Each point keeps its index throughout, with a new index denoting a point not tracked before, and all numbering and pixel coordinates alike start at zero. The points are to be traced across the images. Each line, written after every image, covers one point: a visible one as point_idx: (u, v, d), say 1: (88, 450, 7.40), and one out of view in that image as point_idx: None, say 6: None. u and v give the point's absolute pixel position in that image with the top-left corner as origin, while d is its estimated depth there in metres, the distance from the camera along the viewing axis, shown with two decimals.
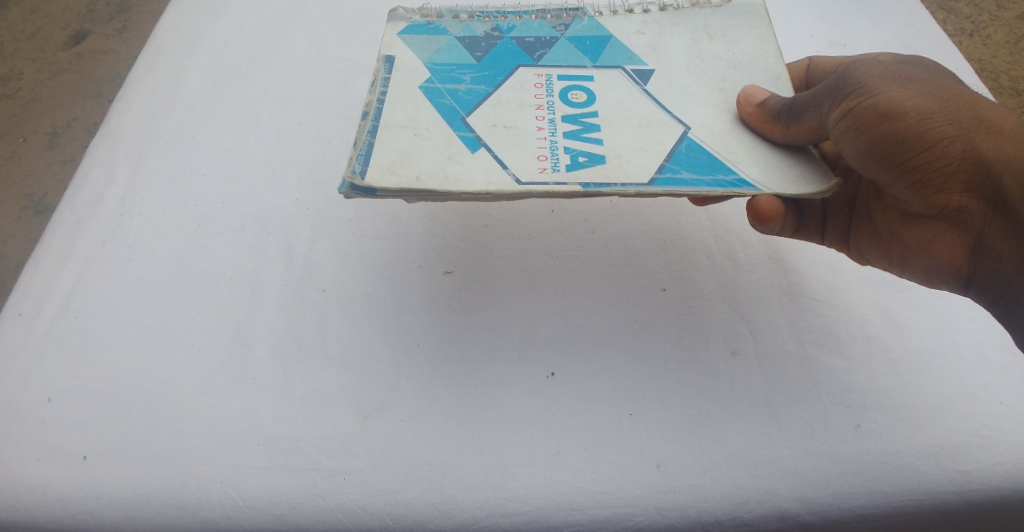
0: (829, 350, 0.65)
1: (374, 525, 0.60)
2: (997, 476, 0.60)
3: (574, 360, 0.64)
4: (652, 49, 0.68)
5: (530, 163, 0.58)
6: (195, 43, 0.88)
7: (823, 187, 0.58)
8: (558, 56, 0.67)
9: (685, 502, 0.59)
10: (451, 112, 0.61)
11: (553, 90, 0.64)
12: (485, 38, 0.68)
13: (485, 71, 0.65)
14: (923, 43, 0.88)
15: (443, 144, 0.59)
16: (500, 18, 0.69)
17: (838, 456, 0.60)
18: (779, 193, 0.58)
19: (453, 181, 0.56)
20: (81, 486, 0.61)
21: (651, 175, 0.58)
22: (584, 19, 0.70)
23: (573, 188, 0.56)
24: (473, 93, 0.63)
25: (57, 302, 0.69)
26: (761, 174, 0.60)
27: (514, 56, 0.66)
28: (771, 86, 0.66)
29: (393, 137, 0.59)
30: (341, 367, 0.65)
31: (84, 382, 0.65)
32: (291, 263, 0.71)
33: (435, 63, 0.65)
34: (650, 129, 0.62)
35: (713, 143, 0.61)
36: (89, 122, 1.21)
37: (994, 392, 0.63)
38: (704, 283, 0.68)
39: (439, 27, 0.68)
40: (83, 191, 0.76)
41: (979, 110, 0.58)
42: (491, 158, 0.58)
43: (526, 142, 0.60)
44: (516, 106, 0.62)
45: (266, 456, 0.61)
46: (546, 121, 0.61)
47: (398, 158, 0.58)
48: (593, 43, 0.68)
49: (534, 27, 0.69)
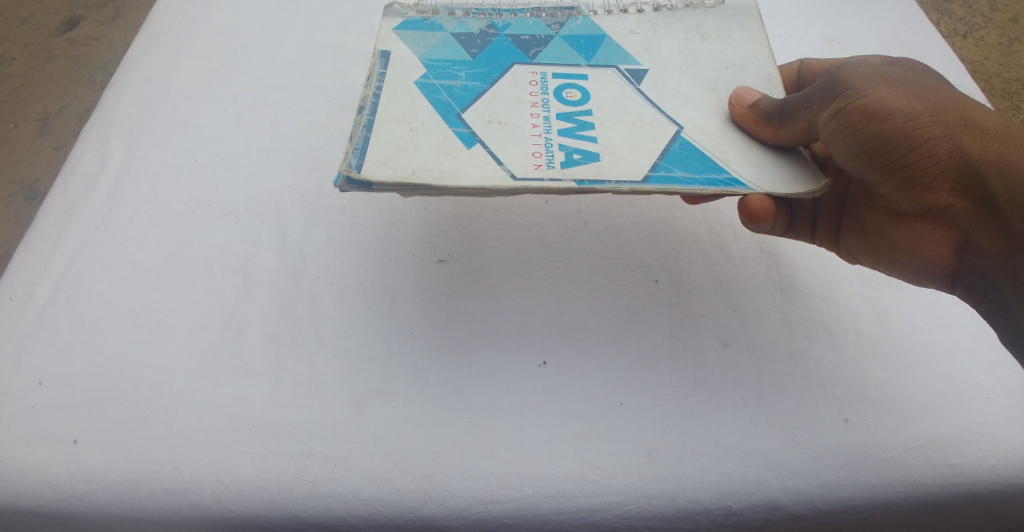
0: (820, 343, 0.65)
1: (364, 511, 0.60)
2: (983, 469, 0.60)
3: (566, 350, 0.64)
4: (646, 48, 0.68)
5: (525, 159, 0.58)
6: (190, 29, 0.87)
7: (815, 187, 0.58)
8: (552, 54, 0.67)
9: (675, 491, 0.59)
10: (446, 107, 0.61)
11: (548, 88, 0.64)
12: (481, 34, 0.67)
13: (480, 68, 0.65)
14: (916, 42, 0.89)
15: (438, 138, 0.59)
16: (495, 15, 0.69)
17: (828, 448, 0.61)
18: (772, 192, 0.58)
19: (448, 176, 0.56)
20: (71, 470, 0.60)
21: (646, 173, 0.58)
22: (579, 18, 0.70)
23: (569, 185, 0.56)
24: (468, 90, 0.63)
25: (48, 286, 0.68)
26: (754, 173, 0.60)
27: (509, 53, 0.66)
28: (763, 87, 0.66)
29: (389, 131, 0.59)
30: (334, 355, 0.64)
31: (75, 366, 0.64)
32: (285, 249, 0.70)
33: (430, 59, 0.65)
34: (644, 128, 0.62)
35: (706, 143, 0.61)
36: (81, 109, 1.20)
37: (981, 386, 0.63)
38: (697, 275, 0.69)
39: (434, 23, 0.68)
40: (75, 175, 0.76)
41: (966, 111, 0.58)
42: (486, 154, 0.58)
43: (521, 138, 0.60)
44: (511, 103, 0.62)
45: (258, 442, 0.61)
46: (541, 118, 0.61)
47: (393, 152, 0.57)
48: (587, 42, 0.68)
49: (529, 24, 0.69)
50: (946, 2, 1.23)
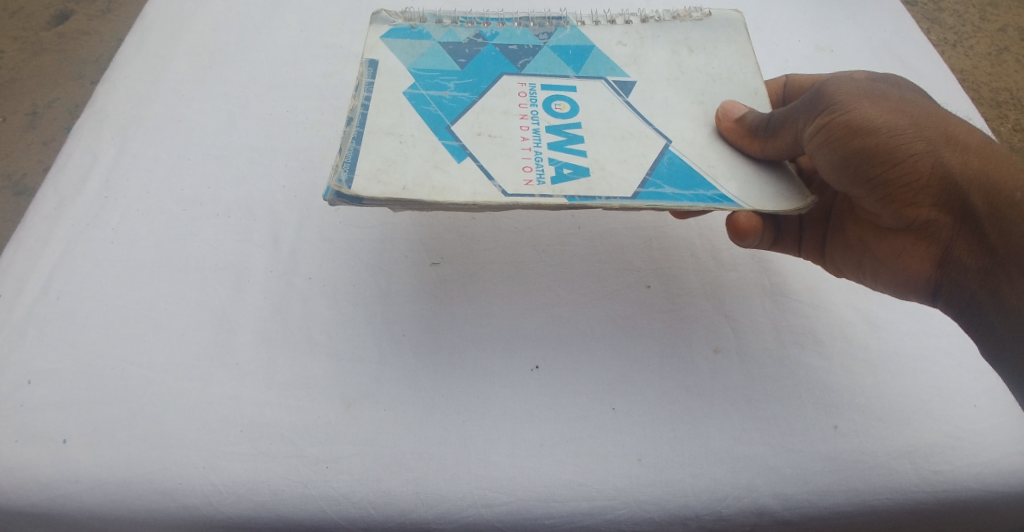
0: (809, 350, 0.66)
1: (355, 513, 0.59)
2: (970, 477, 0.61)
3: (558, 355, 0.65)
4: (633, 60, 0.68)
5: (516, 174, 0.58)
6: (183, 25, 0.87)
7: (800, 204, 0.59)
8: (540, 65, 0.67)
9: (664, 496, 0.60)
10: (435, 119, 0.61)
11: (537, 99, 0.64)
12: (469, 44, 0.67)
13: (469, 78, 0.65)
14: (908, 51, 0.90)
15: (428, 152, 0.59)
16: (483, 24, 0.69)
17: (816, 454, 0.61)
18: (757, 209, 0.59)
19: (440, 191, 0.57)
20: (60, 469, 0.60)
21: (635, 189, 0.59)
22: (567, 28, 0.70)
23: (560, 201, 0.57)
24: (457, 101, 0.63)
25: (37, 283, 0.68)
26: (740, 188, 0.60)
27: (497, 64, 0.66)
28: (749, 101, 0.66)
29: (379, 144, 0.59)
30: (326, 355, 0.64)
31: (64, 364, 0.64)
32: (277, 250, 0.70)
33: (419, 69, 0.65)
34: (632, 141, 0.62)
35: (694, 157, 0.62)
36: (71, 104, 1.19)
37: (967, 395, 0.64)
38: (690, 281, 0.69)
39: (422, 31, 0.67)
40: (67, 171, 0.75)
41: (949, 127, 0.59)
42: (477, 168, 0.58)
43: (511, 151, 0.60)
44: (500, 114, 0.62)
45: (249, 442, 0.61)
46: (530, 131, 0.61)
47: (383, 166, 0.58)
48: (576, 53, 0.68)
49: (517, 34, 0.68)
50: (936, 11, 1.24)
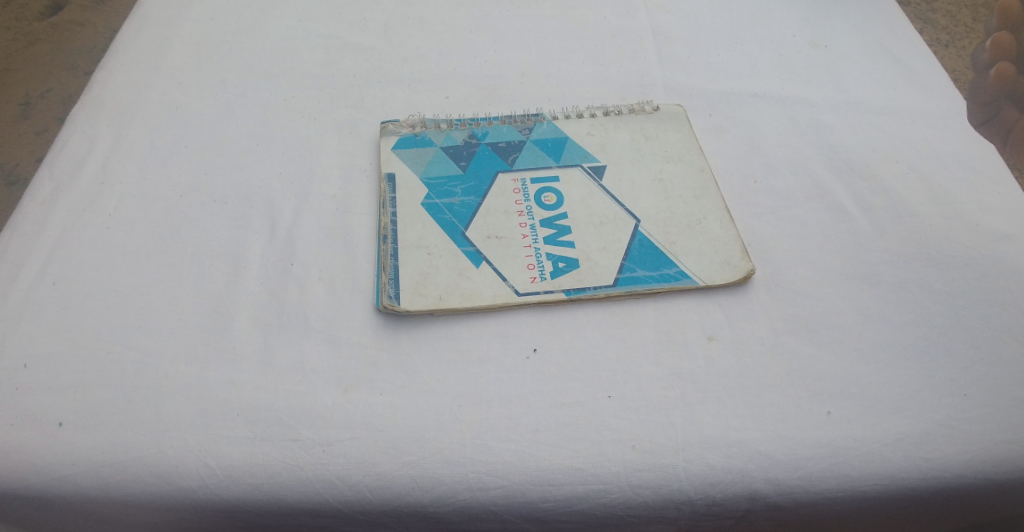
0: (801, 338, 0.67)
1: (352, 496, 0.60)
2: (959, 464, 0.61)
3: (554, 341, 0.65)
4: (601, 147, 0.77)
5: (522, 273, 0.67)
6: (181, 17, 0.88)
7: (747, 269, 0.69)
8: (527, 159, 0.75)
9: (659, 480, 0.60)
10: (451, 227, 0.70)
11: (529, 194, 0.72)
12: (466, 146, 0.76)
13: (471, 181, 0.73)
14: (901, 46, 0.91)
15: (451, 260, 0.68)
16: (474, 124, 0.79)
17: (808, 441, 0.61)
18: (713, 283, 0.68)
19: (468, 296, 0.66)
20: (55, 452, 0.59)
21: (615, 275, 0.68)
22: (544, 123, 0.79)
23: (560, 296, 0.66)
24: (467, 205, 0.71)
25: (33, 267, 0.67)
26: (698, 263, 0.69)
27: (492, 163, 0.75)
28: (698, 179, 0.75)
29: (412, 258, 0.68)
30: (323, 339, 0.65)
31: (61, 348, 0.63)
32: (274, 236, 0.70)
33: (429, 177, 0.74)
34: (609, 225, 0.71)
35: (658, 234, 0.71)
36: (64, 94, 1.18)
37: (959, 384, 0.65)
38: (698, 261, 0.69)
39: (425, 138, 0.77)
40: (62, 156, 0.75)
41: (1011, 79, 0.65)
42: (492, 271, 0.67)
43: (516, 251, 0.68)
44: (502, 215, 0.71)
45: (246, 426, 0.60)
46: (528, 227, 0.70)
47: (420, 279, 0.67)
48: (554, 145, 0.77)
49: (504, 132, 0.78)
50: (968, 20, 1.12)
